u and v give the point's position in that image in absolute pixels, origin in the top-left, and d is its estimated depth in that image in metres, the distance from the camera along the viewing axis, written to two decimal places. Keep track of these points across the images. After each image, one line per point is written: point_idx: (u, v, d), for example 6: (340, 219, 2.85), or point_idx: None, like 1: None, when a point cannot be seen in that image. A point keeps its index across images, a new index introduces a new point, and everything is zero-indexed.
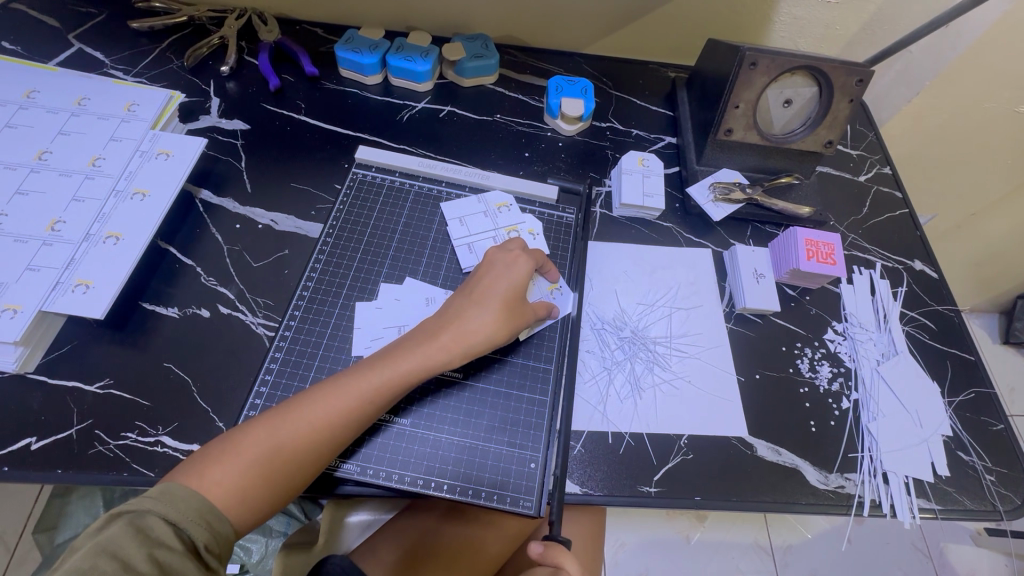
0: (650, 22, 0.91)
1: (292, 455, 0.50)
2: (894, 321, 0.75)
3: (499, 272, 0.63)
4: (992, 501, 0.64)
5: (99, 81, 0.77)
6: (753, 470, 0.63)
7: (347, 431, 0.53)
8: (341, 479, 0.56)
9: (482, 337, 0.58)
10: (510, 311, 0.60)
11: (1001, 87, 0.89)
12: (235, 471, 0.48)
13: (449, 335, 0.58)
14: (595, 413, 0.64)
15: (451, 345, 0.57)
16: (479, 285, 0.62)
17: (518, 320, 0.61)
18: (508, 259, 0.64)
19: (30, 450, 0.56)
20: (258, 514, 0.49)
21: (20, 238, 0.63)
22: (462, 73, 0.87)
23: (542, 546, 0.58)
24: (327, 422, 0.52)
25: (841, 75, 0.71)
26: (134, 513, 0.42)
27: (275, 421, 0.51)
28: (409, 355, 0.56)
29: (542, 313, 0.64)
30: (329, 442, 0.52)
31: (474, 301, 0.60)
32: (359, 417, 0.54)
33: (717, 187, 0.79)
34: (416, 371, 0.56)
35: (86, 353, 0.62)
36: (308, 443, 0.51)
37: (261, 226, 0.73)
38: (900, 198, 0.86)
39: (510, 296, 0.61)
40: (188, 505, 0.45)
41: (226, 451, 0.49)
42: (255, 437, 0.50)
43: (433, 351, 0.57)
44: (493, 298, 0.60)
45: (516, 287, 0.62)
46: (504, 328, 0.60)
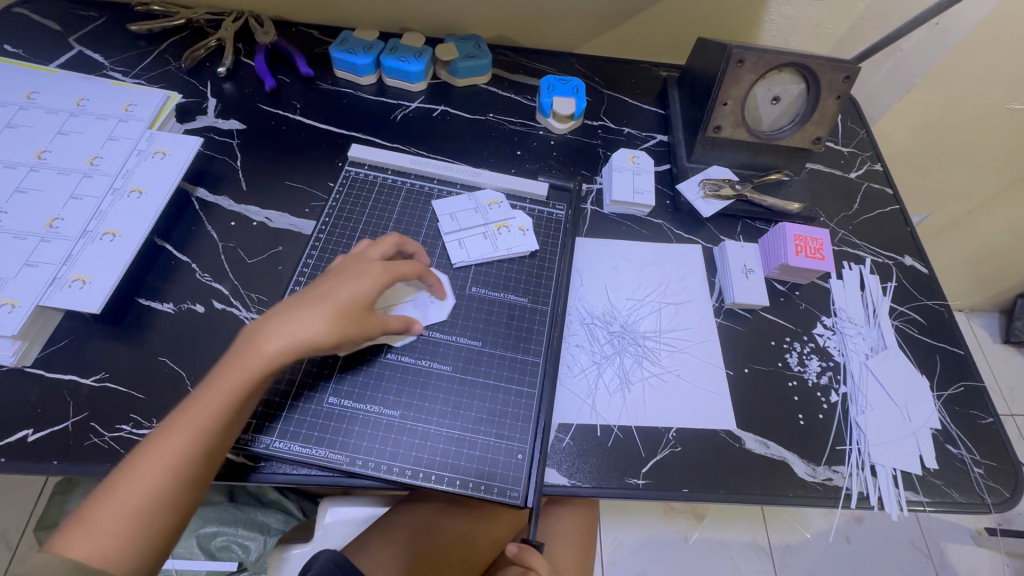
0: (642, 22, 0.92)
1: (143, 502, 0.46)
2: (883, 315, 0.75)
3: (343, 275, 0.57)
4: (980, 493, 0.65)
5: (97, 82, 0.78)
6: (741, 462, 0.63)
7: (195, 462, 0.49)
8: (263, 455, 0.57)
9: (313, 337, 0.52)
10: (347, 314, 0.54)
11: (992, 83, 0.89)
12: (89, 539, 0.44)
13: (272, 342, 0.52)
14: (584, 405, 0.65)
15: (275, 351, 0.51)
16: (317, 288, 0.56)
17: (360, 324, 0.55)
18: (357, 265, 0.58)
19: (27, 441, 0.57)
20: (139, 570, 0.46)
21: (19, 234, 0.64)
22: (455, 73, 0.88)
23: (516, 547, 0.57)
24: (168, 458, 0.48)
25: (828, 72, 0.72)
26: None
27: (119, 474, 0.47)
28: (236, 367, 0.51)
29: (399, 327, 0.60)
30: (180, 478, 0.48)
31: (305, 303, 0.54)
32: (201, 444, 0.49)
33: (707, 184, 0.80)
34: (245, 384, 0.51)
35: (82, 348, 0.63)
36: (155, 484, 0.47)
37: (256, 223, 0.74)
38: (891, 194, 0.87)
39: (350, 298, 0.55)
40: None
41: (75, 522, 0.45)
42: (102, 498, 0.46)
43: (260, 356, 0.51)
44: (327, 298, 0.54)
45: (357, 290, 0.56)
46: (339, 332, 0.53)
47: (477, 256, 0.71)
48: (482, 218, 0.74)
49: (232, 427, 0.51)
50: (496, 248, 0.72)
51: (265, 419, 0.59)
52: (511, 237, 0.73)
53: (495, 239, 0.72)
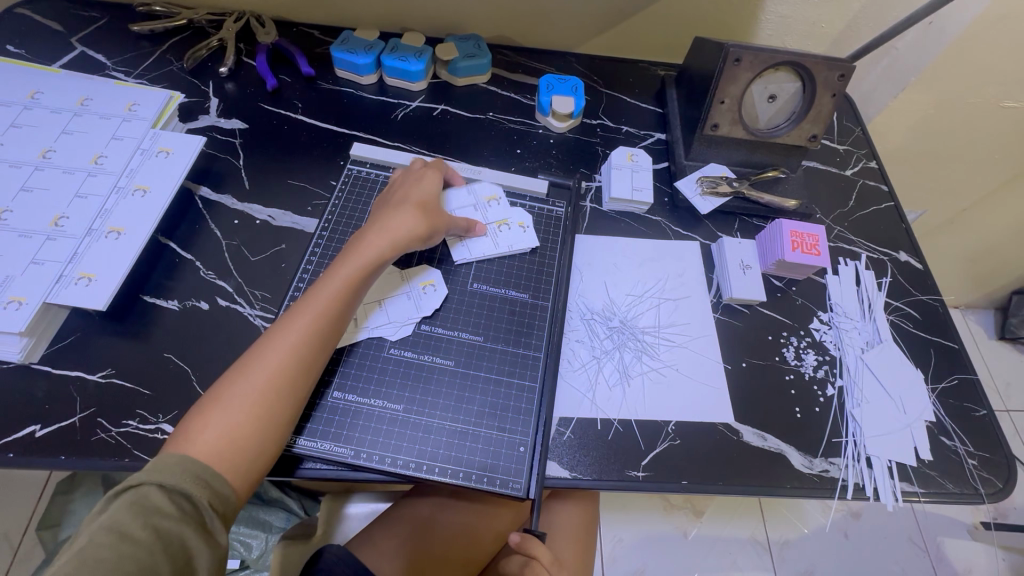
0: (640, 21, 0.93)
1: (275, 384, 0.53)
2: (878, 310, 0.76)
3: (411, 183, 0.69)
4: (974, 484, 0.66)
5: (101, 82, 0.79)
6: (740, 454, 0.64)
7: (316, 348, 0.56)
8: (298, 455, 0.58)
9: (410, 229, 0.64)
10: (429, 210, 0.66)
11: (984, 82, 0.91)
12: (222, 419, 0.51)
13: (375, 235, 0.62)
14: (584, 400, 0.66)
15: (381, 241, 0.62)
16: (394, 198, 0.67)
17: (438, 220, 0.67)
18: (414, 175, 0.70)
19: (35, 437, 0.58)
20: (256, 464, 0.51)
21: (25, 232, 0.65)
22: (455, 73, 0.89)
23: (519, 535, 0.58)
24: (289, 346, 0.55)
25: (823, 70, 0.73)
26: (129, 488, 0.45)
27: (243, 366, 0.54)
28: (345, 264, 0.60)
29: (463, 226, 0.71)
30: (300, 365, 0.55)
31: (392, 209, 0.65)
32: (319, 333, 0.57)
33: (704, 181, 0.81)
34: (355, 277, 0.60)
35: (89, 344, 0.64)
36: (281, 371, 0.54)
37: (259, 221, 0.75)
38: (886, 191, 0.88)
39: (422, 198, 0.67)
40: (179, 469, 0.47)
41: (208, 409, 0.51)
42: (233, 386, 0.52)
43: (368, 252, 0.61)
44: (408, 201, 0.66)
45: (429, 193, 0.68)
46: (426, 219, 0.65)
47: (477, 251, 0.72)
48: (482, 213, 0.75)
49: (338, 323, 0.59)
50: (494, 244, 0.73)
51: (299, 420, 0.59)
52: (512, 235, 0.74)
53: (495, 237, 0.73)
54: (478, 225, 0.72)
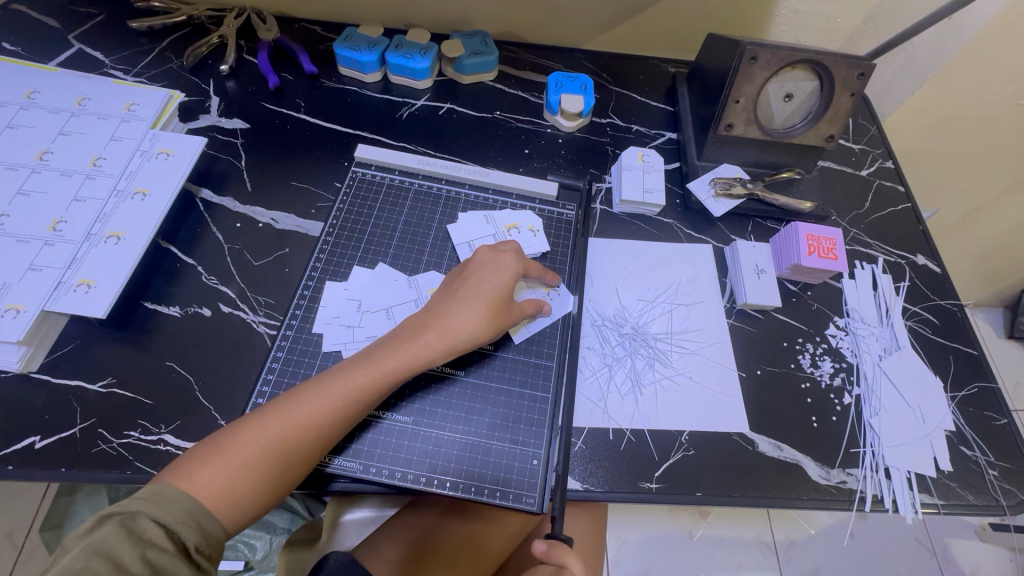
0: (650, 16, 0.90)
1: (286, 450, 0.51)
2: (896, 315, 0.74)
3: (485, 270, 0.62)
4: (994, 495, 0.64)
5: (99, 80, 0.77)
6: (755, 465, 0.63)
7: (338, 426, 0.53)
8: (332, 474, 0.57)
9: (469, 333, 0.59)
10: (497, 310, 0.60)
11: (1004, 80, 0.88)
12: (228, 472, 0.48)
13: (433, 333, 0.58)
14: (596, 409, 0.64)
15: (435, 343, 0.58)
16: (462, 286, 0.61)
17: (504, 321, 0.61)
18: (496, 258, 0.63)
19: (34, 448, 0.56)
20: (245, 516, 0.49)
21: (22, 237, 0.63)
22: (462, 71, 0.87)
23: (545, 545, 0.57)
24: (313, 420, 0.52)
25: (842, 69, 0.70)
26: (125, 515, 0.43)
27: (260, 419, 0.51)
28: (392, 353, 0.57)
29: (532, 311, 0.64)
30: (316, 441, 0.52)
31: (455, 302, 0.60)
32: (345, 416, 0.54)
33: (718, 182, 0.79)
34: (399, 370, 0.56)
35: (89, 352, 0.62)
36: (298, 440, 0.51)
37: (262, 224, 0.73)
38: (903, 192, 0.86)
39: (494, 294, 0.61)
40: (176, 506, 0.45)
41: (216, 453, 0.49)
42: (245, 438, 0.50)
43: (421, 348, 0.57)
44: (475, 297, 0.60)
45: (504, 286, 0.61)
46: (488, 325, 0.60)
47: (532, 335, 0.67)
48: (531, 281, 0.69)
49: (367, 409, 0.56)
50: (551, 318, 0.67)
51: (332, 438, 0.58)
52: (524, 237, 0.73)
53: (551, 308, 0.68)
54: (546, 304, 0.66)
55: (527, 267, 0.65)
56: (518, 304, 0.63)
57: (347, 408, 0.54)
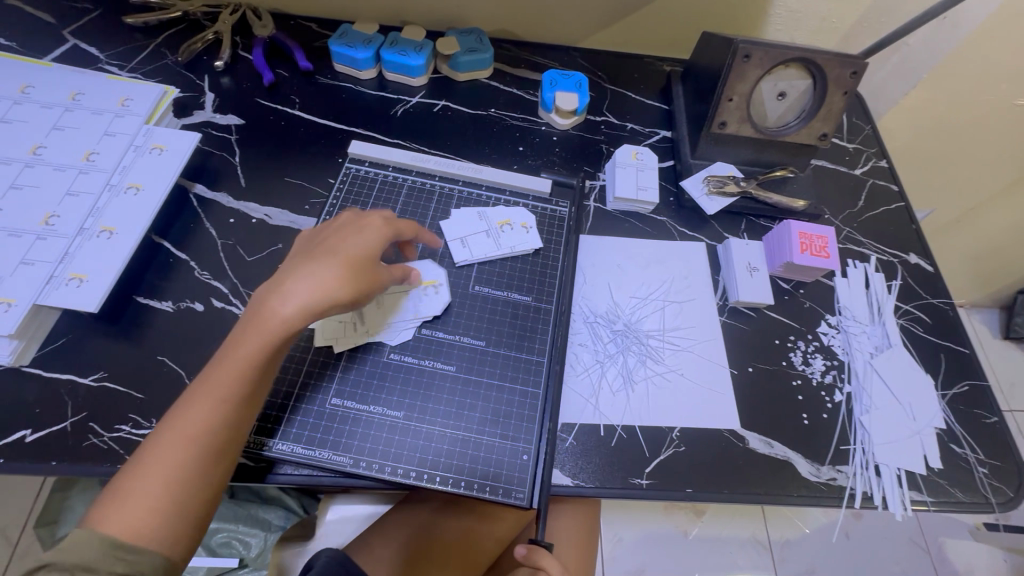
0: (646, 15, 0.90)
1: (186, 463, 0.46)
2: (888, 314, 0.75)
3: (342, 232, 0.57)
4: (984, 493, 0.64)
5: (93, 76, 0.77)
6: (745, 462, 0.63)
7: (226, 423, 0.48)
8: (274, 458, 0.57)
9: (334, 290, 0.53)
10: (356, 262, 0.55)
11: (997, 80, 0.88)
12: (131, 508, 0.44)
13: (282, 299, 0.51)
14: (588, 405, 0.64)
15: (291, 308, 0.51)
16: (316, 249, 0.56)
17: (370, 276, 0.56)
18: (354, 220, 0.59)
19: (25, 442, 0.56)
20: (180, 542, 0.45)
21: (14, 232, 0.63)
22: (457, 68, 0.87)
23: (525, 548, 0.57)
24: (199, 426, 0.47)
25: (835, 67, 0.71)
26: (43, 567, 0.40)
27: (144, 449, 0.46)
28: (247, 333, 0.51)
29: (400, 275, 0.61)
30: (209, 443, 0.47)
31: (304, 264, 0.54)
32: (227, 408, 0.49)
33: (712, 180, 0.79)
34: (268, 345, 0.50)
35: (80, 347, 0.62)
36: (186, 450, 0.46)
37: (255, 220, 0.73)
38: (896, 191, 0.86)
39: (349, 248, 0.56)
40: (89, 553, 0.41)
41: (112, 497, 0.44)
42: (135, 472, 0.45)
43: (277, 314, 0.51)
44: (332, 254, 0.55)
45: (364, 242, 0.57)
46: (354, 281, 0.54)
47: (523, 332, 0.67)
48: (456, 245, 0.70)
49: (252, 398, 0.51)
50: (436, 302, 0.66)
51: (323, 433, 0.58)
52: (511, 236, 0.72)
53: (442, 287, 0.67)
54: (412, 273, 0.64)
55: (395, 224, 0.61)
56: (384, 267, 0.59)
57: (232, 396, 0.49)
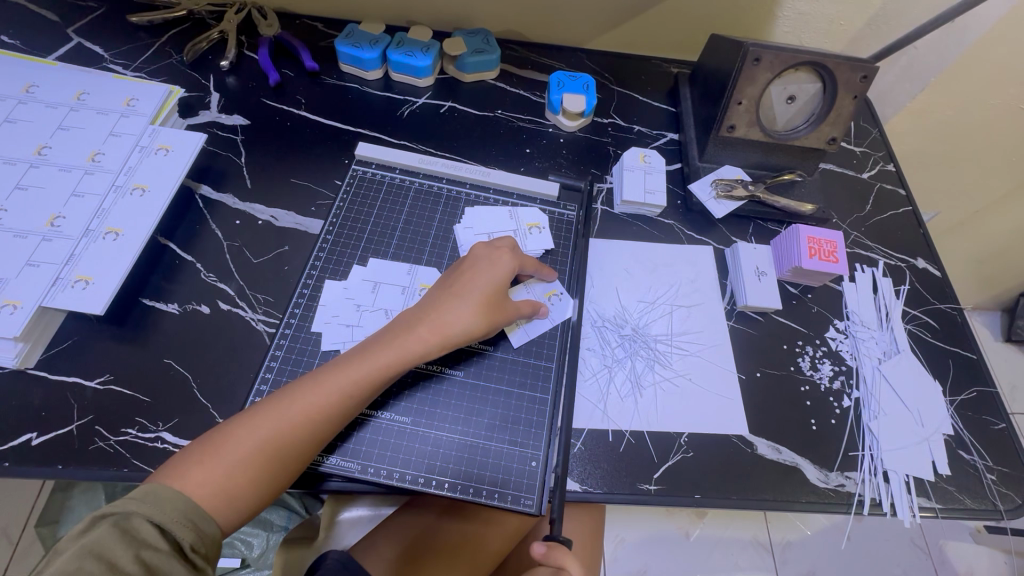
0: (653, 17, 0.90)
1: (281, 449, 0.50)
2: (896, 319, 0.74)
3: (479, 266, 0.62)
4: (992, 499, 0.64)
5: (98, 75, 0.76)
6: (753, 467, 0.63)
7: (332, 424, 0.53)
8: (325, 473, 0.56)
9: (464, 328, 0.59)
10: (490, 306, 0.60)
11: (1006, 84, 0.88)
12: (223, 469, 0.48)
13: (426, 328, 0.58)
14: (596, 411, 0.64)
15: (429, 336, 0.57)
16: (458, 281, 0.61)
17: (499, 317, 0.61)
18: (491, 254, 0.63)
19: (30, 445, 0.56)
20: (244, 512, 0.49)
21: (19, 233, 0.62)
22: (463, 69, 0.87)
23: (544, 547, 0.57)
24: (308, 417, 0.52)
25: (846, 71, 0.70)
26: (118, 515, 0.42)
27: (258, 416, 0.51)
28: (384, 348, 0.56)
29: (527, 311, 0.64)
30: (314, 437, 0.52)
31: (449, 296, 0.60)
32: (339, 409, 0.53)
33: (719, 184, 0.79)
34: (395, 363, 0.56)
35: (85, 349, 0.62)
36: (292, 439, 0.51)
37: (261, 222, 0.73)
38: (904, 195, 0.86)
39: (490, 290, 0.60)
40: (169, 505, 0.45)
41: (209, 452, 0.48)
42: (238, 439, 0.49)
43: (413, 342, 0.57)
44: (473, 292, 0.60)
45: (500, 284, 0.61)
46: (484, 321, 0.60)
47: (535, 335, 0.66)
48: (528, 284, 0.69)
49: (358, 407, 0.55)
50: (549, 321, 0.67)
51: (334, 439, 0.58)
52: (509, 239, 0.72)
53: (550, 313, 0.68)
54: (542, 307, 0.66)
55: (522, 263, 0.65)
56: (514, 303, 0.63)
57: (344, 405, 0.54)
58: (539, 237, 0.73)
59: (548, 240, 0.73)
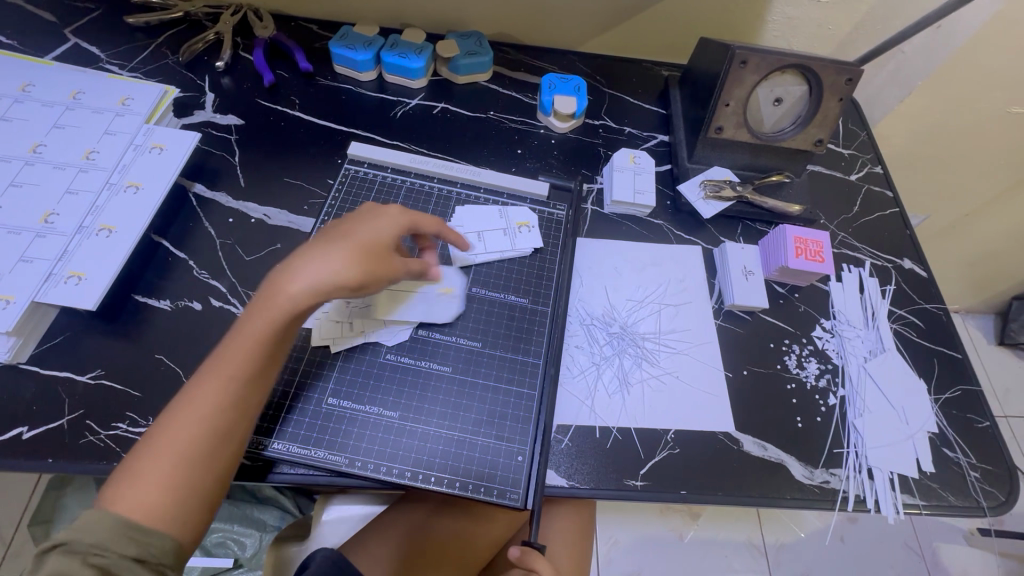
0: (644, 20, 0.91)
1: (190, 449, 0.47)
2: (881, 318, 0.75)
3: (361, 219, 0.59)
4: (976, 496, 0.65)
5: (94, 75, 0.77)
6: (739, 464, 0.63)
7: (235, 408, 0.50)
8: (270, 458, 0.57)
9: (339, 273, 0.54)
10: (368, 251, 0.56)
11: (992, 87, 0.89)
12: (144, 487, 0.45)
13: (295, 284, 0.53)
14: (584, 407, 0.65)
15: (294, 296, 0.53)
16: (332, 236, 0.57)
17: (382, 262, 0.57)
18: (370, 211, 0.61)
19: (22, 439, 0.57)
20: (194, 523, 0.47)
21: (13, 229, 0.63)
22: (456, 71, 0.88)
23: (520, 550, 0.57)
24: (205, 408, 0.49)
25: (831, 74, 0.71)
26: (59, 546, 0.42)
27: (164, 429, 0.48)
28: (259, 314, 0.52)
29: (417, 268, 0.62)
30: (218, 426, 0.49)
31: (314, 250, 0.55)
32: (237, 390, 0.50)
33: (707, 185, 0.80)
34: (277, 324, 0.52)
35: (77, 345, 0.62)
36: (199, 433, 0.48)
37: (254, 220, 0.73)
38: (891, 197, 0.87)
39: (363, 238, 0.57)
40: (103, 530, 0.43)
41: (124, 476, 0.46)
42: (149, 454, 0.47)
43: (288, 295, 0.52)
44: (349, 240, 0.56)
45: (376, 233, 0.58)
46: (360, 264, 0.55)
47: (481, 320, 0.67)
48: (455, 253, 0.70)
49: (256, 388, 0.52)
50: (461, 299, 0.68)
51: (281, 427, 0.58)
52: (497, 237, 0.73)
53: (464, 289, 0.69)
54: (432, 269, 0.65)
55: (415, 219, 0.62)
56: (400, 257, 0.60)
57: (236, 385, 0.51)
58: (529, 236, 0.73)
59: (537, 239, 0.73)
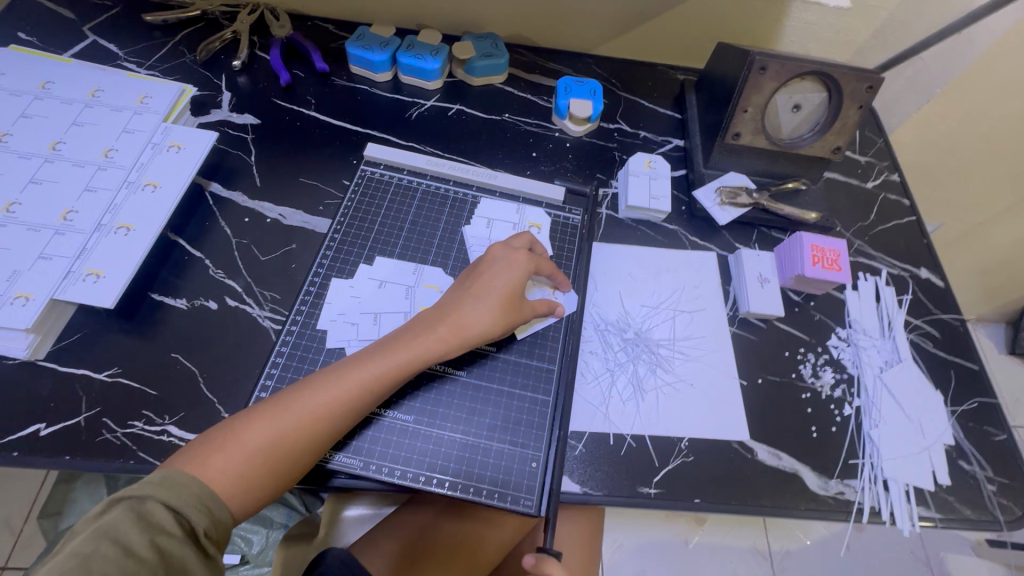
0: (661, 23, 0.90)
1: (296, 442, 0.51)
2: (898, 328, 0.75)
3: (498, 267, 0.62)
4: (992, 511, 0.64)
5: (112, 73, 0.77)
6: (754, 473, 0.63)
7: (348, 418, 0.54)
8: (333, 470, 0.57)
9: (481, 330, 0.60)
10: (509, 308, 0.61)
11: (1012, 96, 0.88)
12: (237, 458, 0.49)
13: (444, 326, 0.59)
14: (597, 413, 0.65)
15: (447, 336, 0.58)
16: (477, 280, 0.62)
17: (515, 319, 0.62)
18: (510, 256, 0.63)
19: (39, 436, 0.57)
20: (259, 499, 0.50)
21: (33, 226, 0.63)
22: (472, 72, 0.88)
23: (534, 557, 0.57)
24: (325, 409, 0.53)
25: (851, 81, 0.71)
26: (135, 498, 0.43)
27: (275, 411, 0.51)
28: (405, 346, 0.57)
29: (544, 310, 0.64)
30: (327, 431, 0.53)
31: (468, 296, 0.61)
32: (359, 406, 0.54)
33: (724, 191, 0.79)
34: (413, 361, 0.57)
35: (95, 342, 0.63)
36: (309, 431, 0.52)
37: (270, 220, 0.74)
38: (907, 205, 0.86)
39: (509, 293, 0.61)
40: (185, 491, 0.45)
41: (226, 440, 0.49)
42: (256, 429, 0.50)
43: (431, 340, 0.58)
44: (491, 294, 0.61)
45: (517, 282, 0.62)
46: (500, 323, 0.61)
47: (534, 333, 0.67)
48: (540, 279, 0.70)
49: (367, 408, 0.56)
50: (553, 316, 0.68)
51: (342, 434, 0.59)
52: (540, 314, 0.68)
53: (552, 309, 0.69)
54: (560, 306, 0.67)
55: (539, 265, 0.65)
56: (531, 302, 0.64)
57: (357, 403, 0.54)
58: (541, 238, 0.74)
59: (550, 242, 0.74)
